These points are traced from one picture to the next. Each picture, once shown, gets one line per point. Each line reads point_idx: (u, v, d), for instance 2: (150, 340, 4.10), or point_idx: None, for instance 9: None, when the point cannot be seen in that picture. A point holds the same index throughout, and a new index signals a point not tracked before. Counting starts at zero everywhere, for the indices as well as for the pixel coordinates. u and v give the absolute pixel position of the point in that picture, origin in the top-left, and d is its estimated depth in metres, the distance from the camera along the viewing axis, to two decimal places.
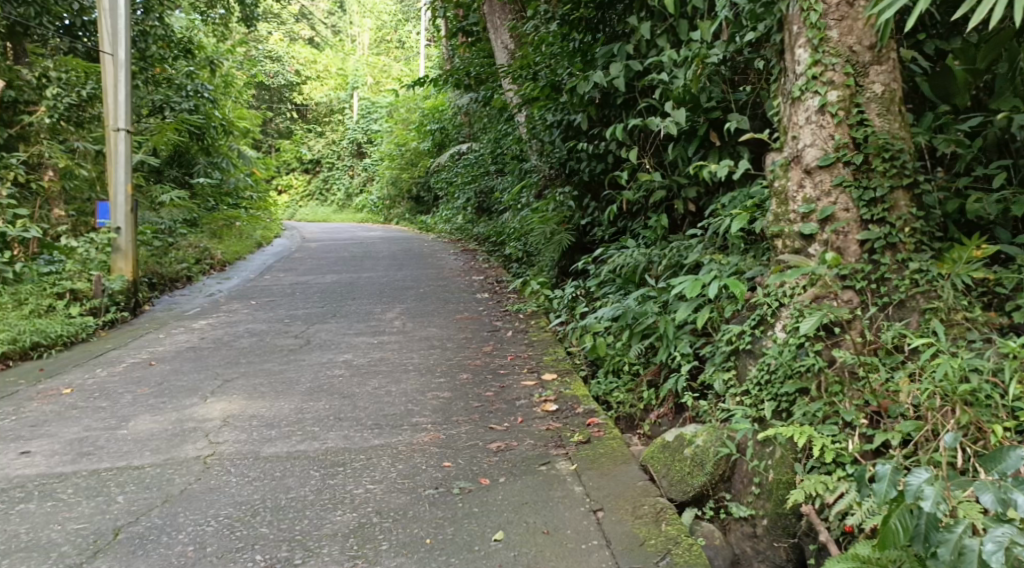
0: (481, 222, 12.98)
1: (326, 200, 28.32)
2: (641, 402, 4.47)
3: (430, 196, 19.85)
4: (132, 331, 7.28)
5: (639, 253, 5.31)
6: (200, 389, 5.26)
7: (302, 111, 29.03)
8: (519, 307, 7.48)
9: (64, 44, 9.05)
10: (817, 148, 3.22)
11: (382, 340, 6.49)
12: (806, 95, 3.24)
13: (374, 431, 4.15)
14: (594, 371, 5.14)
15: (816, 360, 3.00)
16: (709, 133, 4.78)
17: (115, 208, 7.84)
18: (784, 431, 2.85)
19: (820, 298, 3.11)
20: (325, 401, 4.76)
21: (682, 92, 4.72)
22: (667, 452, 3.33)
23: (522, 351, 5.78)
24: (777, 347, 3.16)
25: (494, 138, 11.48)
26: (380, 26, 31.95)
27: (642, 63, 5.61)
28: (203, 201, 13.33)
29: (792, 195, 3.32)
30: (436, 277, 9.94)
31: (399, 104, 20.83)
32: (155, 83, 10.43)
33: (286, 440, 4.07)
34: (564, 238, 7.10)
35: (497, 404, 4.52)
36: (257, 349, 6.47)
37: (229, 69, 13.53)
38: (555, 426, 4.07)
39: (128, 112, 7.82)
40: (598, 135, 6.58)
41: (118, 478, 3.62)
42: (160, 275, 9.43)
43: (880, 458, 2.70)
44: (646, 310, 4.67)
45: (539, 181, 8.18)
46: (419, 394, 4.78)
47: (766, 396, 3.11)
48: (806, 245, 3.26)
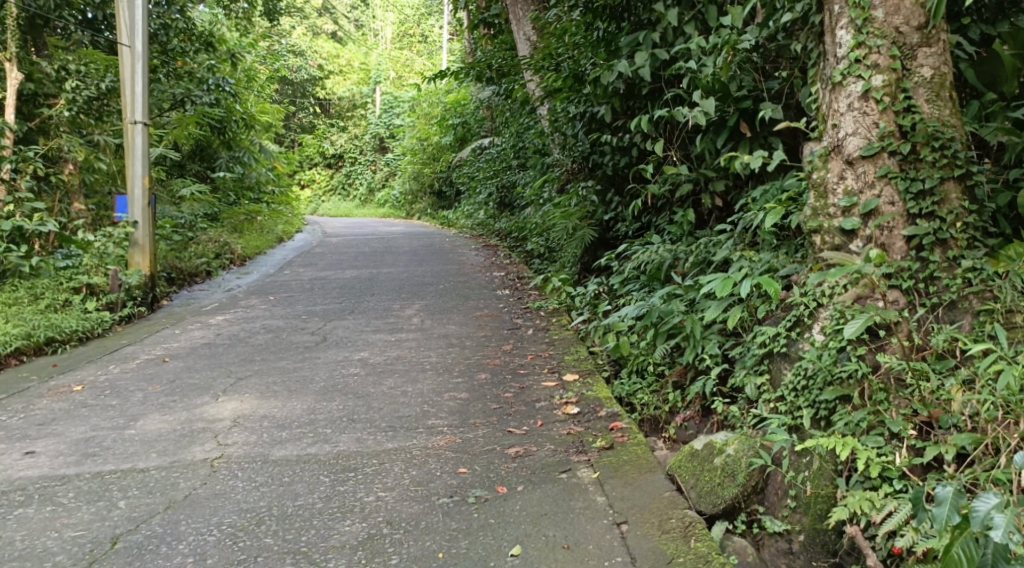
0: (503, 217, 12.84)
1: (348, 195, 28.34)
2: (665, 405, 4.29)
3: (451, 191, 19.72)
4: (148, 326, 7.19)
5: (664, 249, 5.07)
6: (212, 387, 5.13)
7: (325, 106, 29.03)
8: (541, 304, 7.29)
9: (86, 37, 8.92)
10: (859, 137, 2.99)
11: (399, 337, 6.34)
12: (848, 80, 3.01)
13: (387, 434, 3.99)
14: (616, 372, 4.95)
15: (859, 366, 2.79)
16: (740, 124, 4.57)
17: (133, 202, 7.74)
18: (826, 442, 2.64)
19: (862, 298, 2.91)
20: (339, 401, 4.61)
21: (711, 81, 4.51)
22: (696, 461, 3.11)
23: (543, 350, 5.60)
24: (814, 351, 2.95)
25: (516, 132, 11.29)
26: (402, 20, 31.94)
27: (668, 51, 5.39)
28: (225, 195, 13.29)
29: (832, 187, 3.10)
30: (457, 273, 9.78)
31: (421, 99, 20.70)
32: (177, 77, 10.26)
33: (296, 443, 3.92)
34: (586, 233, 6.94)
35: (516, 406, 4.34)
36: (272, 346, 6.34)
37: (251, 63, 13.44)
38: (576, 430, 3.89)
39: (144, 104, 7.71)
40: (622, 127, 6.39)
41: (121, 482, 3.49)
42: (180, 270, 9.36)
43: (934, 476, 2.49)
44: (671, 309, 4.46)
45: (561, 176, 8.00)
46: (436, 395, 4.61)
47: (804, 403, 2.90)
48: (847, 241, 3.04)
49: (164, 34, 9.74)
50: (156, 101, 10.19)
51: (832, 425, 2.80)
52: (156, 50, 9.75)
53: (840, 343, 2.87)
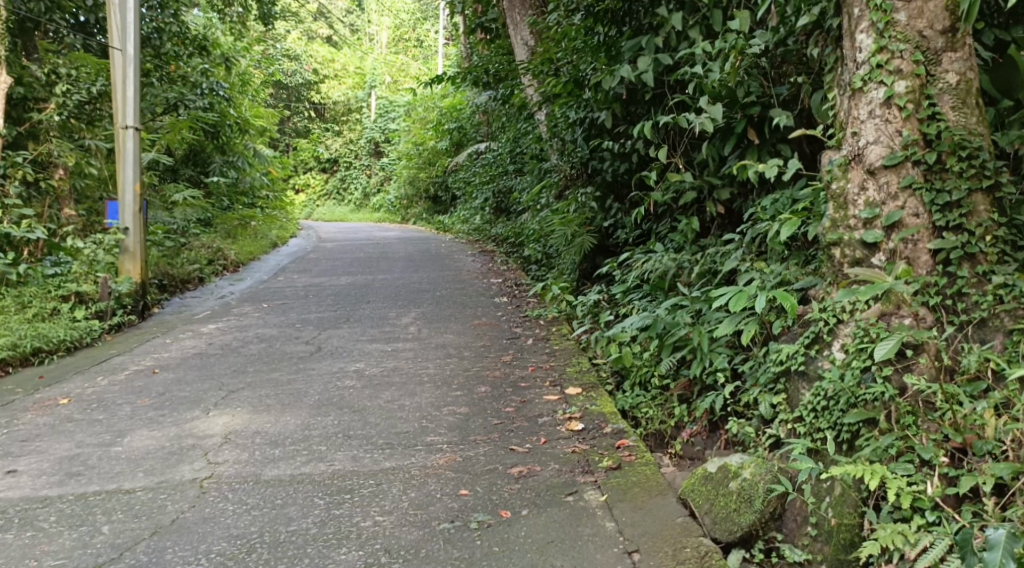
0: (500, 222, 12.70)
1: (343, 200, 28.21)
2: (671, 419, 4.15)
3: (447, 196, 19.59)
4: (139, 336, 7.04)
5: (668, 258, 4.98)
6: (203, 400, 4.98)
7: (319, 110, 28.85)
8: (540, 312, 7.14)
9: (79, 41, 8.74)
10: (882, 145, 2.87)
11: (396, 347, 6.19)
12: (869, 86, 2.89)
13: (385, 452, 3.83)
14: (620, 384, 4.81)
15: (886, 388, 2.65)
16: (748, 130, 4.45)
17: (124, 208, 7.55)
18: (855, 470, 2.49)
19: (887, 315, 2.78)
20: (335, 416, 4.46)
21: (718, 86, 4.39)
22: (709, 485, 2.98)
23: (544, 361, 5.45)
24: (836, 370, 2.82)
25: (513, 137, 11.16)
26: (398, 24, 31.87)
27: (672, 56, 5.25)
28: (218, 200, 13.13)
29: (852, 198, 2.97)
30: (454, 279, 9.64)
31: (417, 103, 20.57)
32: (170, 81, 10.09)
33: (289, 461, 3.76)
34: (585, 241, 6.76)
35: (518, 421, 4.19)
36: (266, 356, 6.18)
37: (246, 67, 13.29)
38: (582, 448, 3.75)
39: (136, 109, 7.56)
40: (623, 133, 6.27)
41: (106, 505, 3.35)
42: (172, 277, 9.19)
43: (970, 513, 2.39)
44: (677, 321, 4.31)
45: (559, 182, 7.87)
46: (434, 409, 4.46)
47: (826, 425, 2.78)
48: (869, 254, 2.92)
49: (157, 38, 9.59)
50: (149, 105, 10.01)
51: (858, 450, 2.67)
52: (149, 53, 9.62)
53: (863, 362, 2.74)
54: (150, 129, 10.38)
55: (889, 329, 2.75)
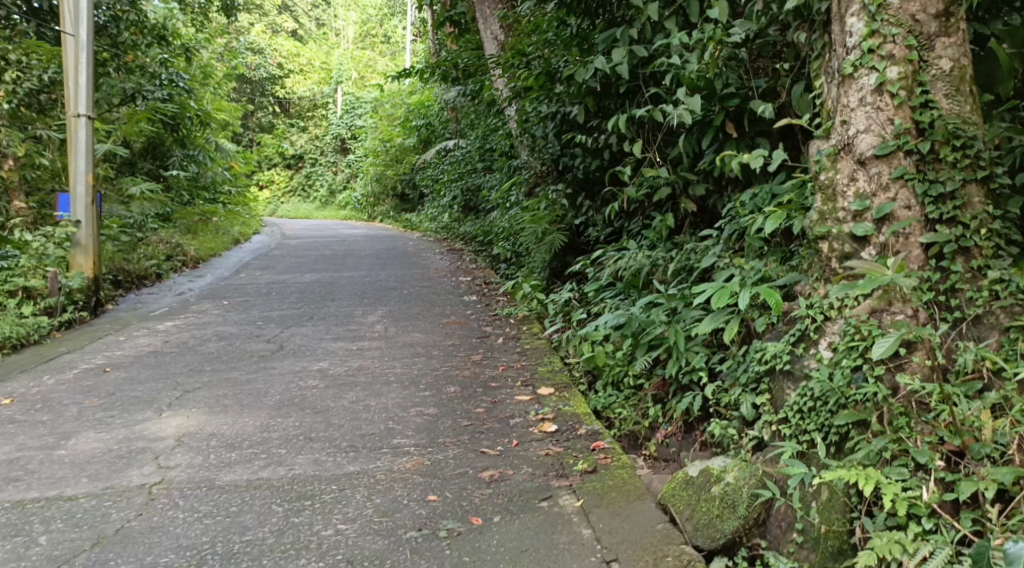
0: (468, 220, 12.53)
1: (308, 197, 27.91)
2: (645, 420, 4.04)
3: (416, 193, 19.42)
4: (90, 333, 6.74)
5: (642, 255, 4.88)
6: (157, 400, 4.74)
7: (284, 106, 28.40)
8: (510, 310, 6.97)
9: (31, 27, 8.20)
10: (872, 134, 2.76)
11: (361, 346, 5.99)
12: (860, 72, 2.79)
13: (348, 455, 3.64)
14: (591, 383, 4.67)
15: (878, 388, 2.53)
16: (726, 124, 4.34)
17: (75, 200, 7.28)
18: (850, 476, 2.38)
19: (879, 312, 2.67)
20: (295, 418, 4.25)
21: (696, 77, 4.28)
22: (691, 489, 2.84)
23: (515, 360, 5.28)
24: (823, 369, 2.70)
25: (482, 134, 10.99)
26: (365, 20, 31.55)
27: (647, 49, 5.12)
28: (178, 195, 12.78)
29: (841, 190, 2.86)
30: (421, 277, 9.45)
31: (384, 99, 20.28)
32: (128, 71, 9.74)
33: (246, 466, 3.55)
34: (556, 238, 6.62)
35: (488, 423, 4.02)
36: (225, 355, 5.94)
37: (207, 58, 12.94)
38: (555, 450, 3.59)
39: (88, 96, 7.24)
40: (595, 128, 6.12)
41: (44, 513, 3.13)
42: (127, 273, 8.85)
43: (970, 520, 2.28)
44: (653, 319, 4.17)
45: (529, 178, 7.73)
46: (401, 411, 4.28)
47: (813, 427, 2.66)
48: (858, 249, 2.80)
49: (113, 26, 9.21)
50: (106, 95, 9.95)
51: (851, 453, 2.56)
52: (105, 43, 9.29)
53: (853, 360, 2.63)
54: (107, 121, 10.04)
55: (881, 326, 2.63)
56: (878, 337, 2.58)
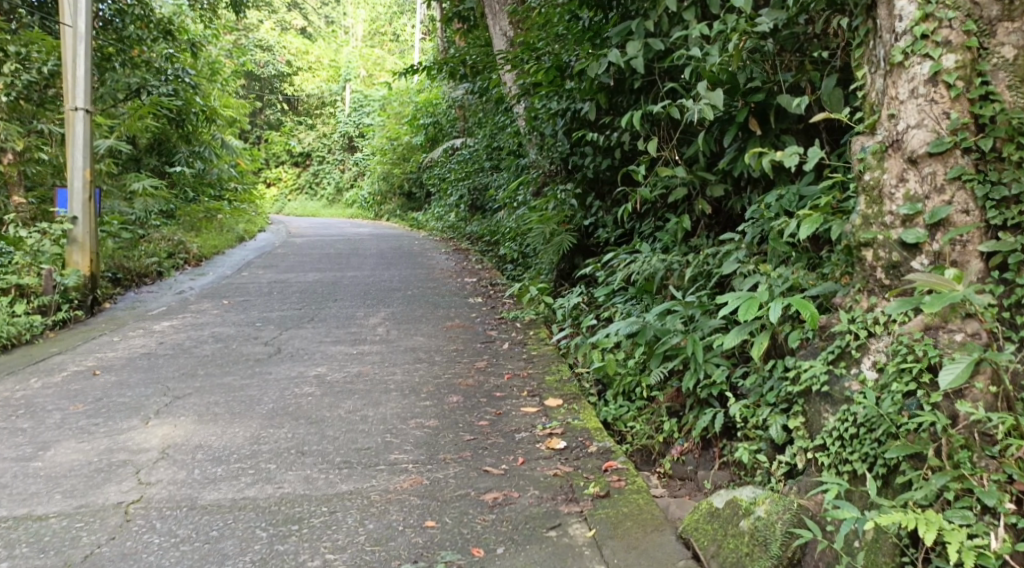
0: (475, 220, 12.29)
1: (315, 195, 27.78)
2: (660, 434, 3.79)
3: (423, 192, 19.24)
4: (84, 333, 6.51)
5: (656, 259, 4.58)
6: (144, 407, 4.49)
7: (292, 103, 28.24)
8: (516, 314, 6.70)
9: (35, 21, 8.10)
10: (926, 130, 2.52)
11: (361, 350, 5.73)
12: (912, 60, 2.54)
13: (341, 473, 3.38)
14: (602, 394, 4.39)
15: (936, 417, 2.27)
16: (750, 120, 4.08)
17: (73, 196, 7.06)
18: (908, 519, 2.11)
19: (933, 329, 2.42)
20: (288, 429, 4.00)
21: (719, 70, 4.02)
22: (716, 522, 2.59)
23: (521, 368, 5.01)
24: (869, 395, 2.46)
25: (491, 132, 10.72)
26: (374, 18, 31.39)
27: (664, 42, 4.84)
28: (182, 191, 12.55)
29: (889, 192, 2.63)
30: (426, 277, 9.20)
31: (392, 98, 20.04)
32: (134, 66, 9.54)
33: (232, 483, 3.30)
34: (564, 240, 6.37)
35: (492, 438, 3.75)
36: (219, 358, 5.69)
37: (215, 54, 12.72)
38: (564, 470, 3.33)
39: (87, 89, 7.00)
40: (607, 126, 5.85)
41: (10, 535, 2.90)
42: (127, 271, 8.63)
43: None
44: (669, 328, 3.90)
45: (537, 177, 7.47)
46: (399, 423, 4.01)
47: (856, 457, 2.43)
48: (909, 257, 2.55)
49: (119, 21, 9.04)
50: (111, 91, 9.64)
51: (903, 491, 2.30)
52: (111, 38, 9.09)
53: (904, 385, 2.38)
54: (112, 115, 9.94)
55: (937, 345, 2.38)
56: (947, 361, 2.24)
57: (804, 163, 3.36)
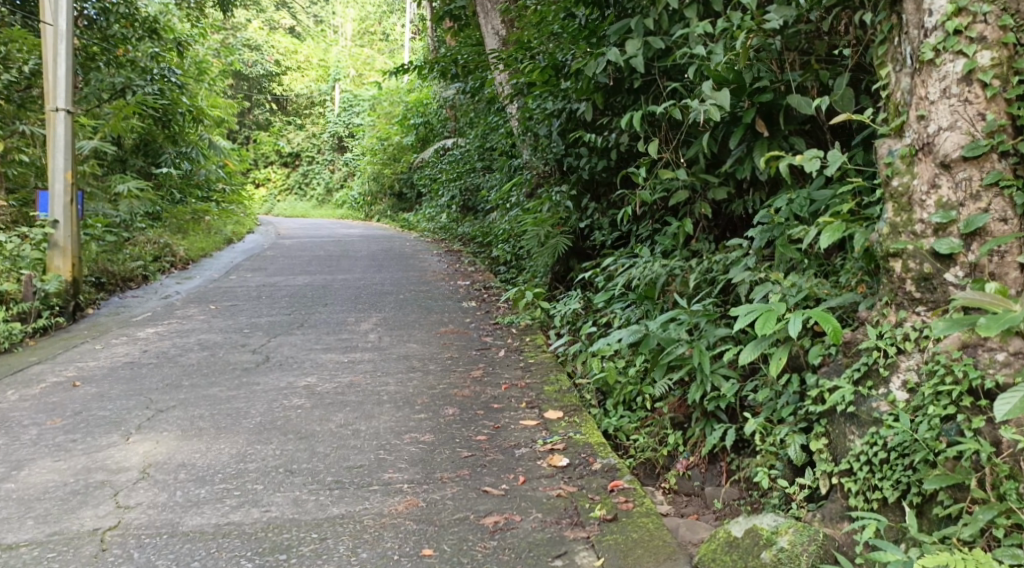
0: (467, 221, 12.12)
1: (305, 195, 27.51)
2: (664, 447, 3.62)
3: (413, 192, 19.05)
4: (65, 340, 6.31)
5: (657, 264, 4.42)
6: (125, 421, 4.30)
7: (281, 103, 27.98)
8: (511, 318, 6.52)
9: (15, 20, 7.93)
10: (960, 132, 2.46)
11: (353, 358, 5.55)
12: (945, 57, 2.47)
13: (332, 494, 3.19)
14: (603, 404, 4.22)
15: (981, 445, 2.25)
16: (756, 121, 3.90)
17: (53, 199, 6.83)
18: (957, 560, 2.07)
19: (971, 347, 2.40)
20: (277, 444, 3.82)
21: (724, 69, 3.85)
22: (735, 553, 2.50)
23: (519, 377, 4.84)
24: (905, 421, 2.42)
25: (483, 132, 10.56)
26: (364, 17, 31.16)
27: (664, 40, 4.65)
28: (168, 193, 12.30)
29: (921, 198, 2.55)
30: (418, 280, 9.02)
31: (382, 97, 19.84)
32: (118, 65, 9.27)
33: (216, 506, 3.11)
34: (560, 242, 6.20)
35: (491, 454, 3.58)
36: (205, 367, 5.50)
37: (201, 54, 12.52)
38: (569, 490, 3.16)
39: (68, 90, 6.78)
40: (605, 126, 5.67)
41: None
42: (111, 275, 8.40)
43: None
44: (674, 337, 3.73)
45: (530, 179, 7.29)
46: (393, 438, 3.83)
47: (887, 483, 2.40)
48: (942, 269, 2.50)
49: (103, 19, 8.92)
50: (95, 91, 9.30)
51: (942, 523, 2.30)
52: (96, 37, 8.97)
53: (943, 409, 2.37)
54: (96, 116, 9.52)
55: (978, 365, 2.37)
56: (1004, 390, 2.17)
57: (822, 166, 3.20)
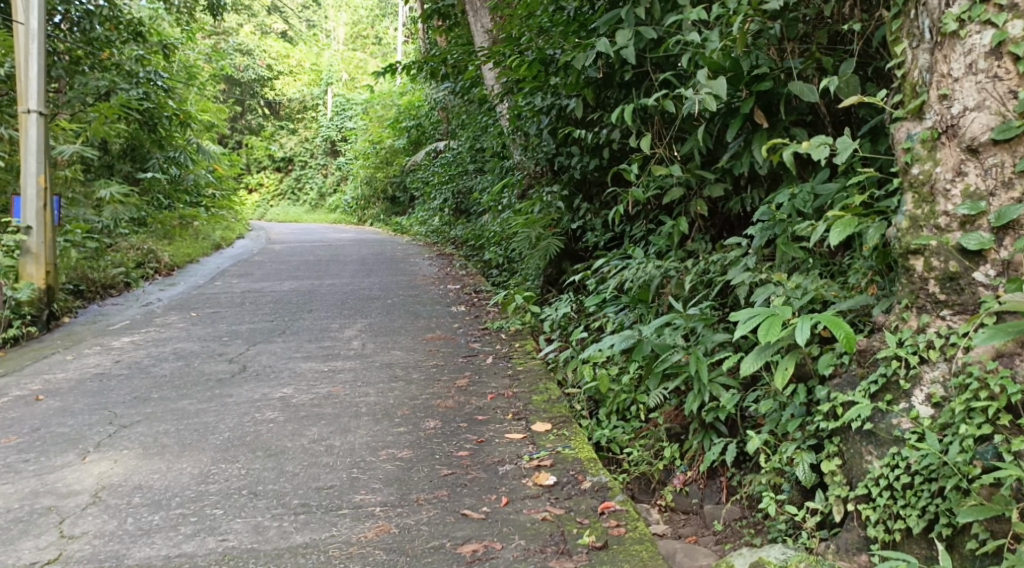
0: (459, 224, 11.84)
1: (298, 201, 27.23)
2: (659, 461, 3.36)
3: (406, 197, 18.76)
4: (36, 351, 6.02)
5: (651, 266, 4.13)
6: (86, 438, 4.02)
7: (273, 107, 27.71)
8: (501, 323, 6.24)
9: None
10: (989, 113, 2.29)
11: (334, 367, 5.27)
12: (971, 29, 2.30)
13: (297, 520, 2.93)
14: (595, 414, 3.95)
15: (1021, 471, 2.05)
16: (755, 112, 3.64)
17: (26, 204, 6.52)
18: None
19: (1006, 356, 2.21)
20: (245, 461, 3.55)
21: (720, 58, 3.58)
22: None
23: (506, 386, 4.56)
24: (937, 443, 2.23)
25: (474, 133, 10.30)
26: (356, 21, 30.90)
27: (656, 30, 4.33)
28: (154, 197, 12.00)
29: (945, 188, 2.38)
30: (407, 285, 8.74)
31: (373, 100, 19.56)
32: (103, 69, 8.97)
33: (168, 535, 2.85)
34: (551, 244, 5.93)
35: (472, 472, 3.31)
36: (178, 378, 5.22)
37: (191, 58, 12.30)
38: (555, 514, 2.91)
39: (41, 90, 6.48)
40: (596, 122, 5.40)
41: None
42: (91, 282, 8.12)
43: None
44: (669, 343, 3.45)
45: (522, 180, 7.02)
46: (368, 454, 3.57)
47: (914, 512, 2.22)
48: (971, 267, 2.32)
49: (86, 22, 8.50)
50: (79, 95, 8.95)
51: (978, 558, 2.12)
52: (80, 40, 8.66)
53: (976, 429, 2.16)
54: (80, 120, 9.16)
55: (1016, 378, 2.16)
56: None
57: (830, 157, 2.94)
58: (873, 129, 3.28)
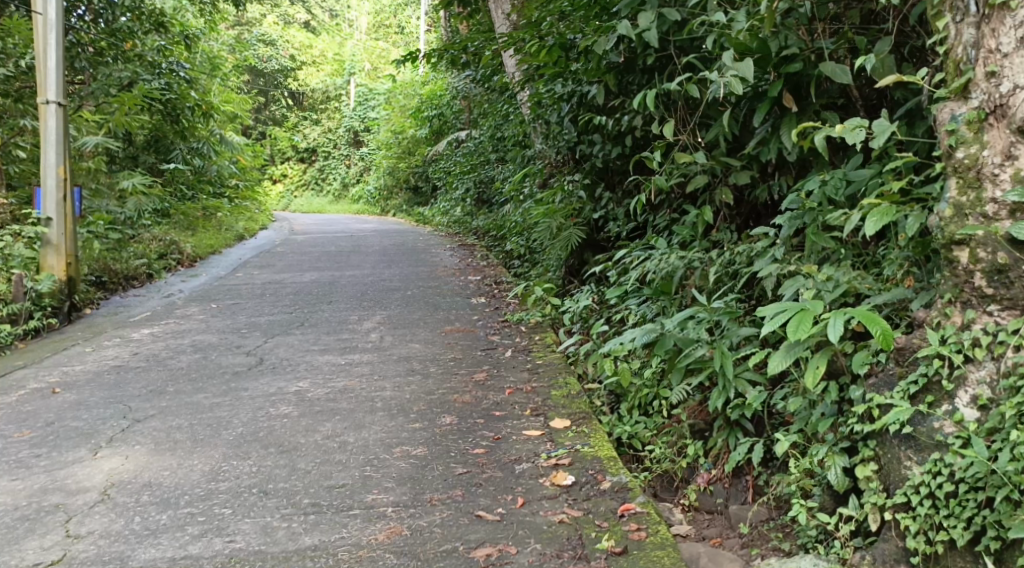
0: (481, 214, 11.70)
1: (321, 191, 27.20)
2: (683, 458, 3.23)
3: (429, 186, 18.63)
4: (55, 343, 6.00)
5: (674, 256, 3.97)
6: (99, 433, 3.96)
7: (296, 98, 27.66)
8: (522, 315, 6.12)
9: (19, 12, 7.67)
10: None
11: (350, 361, 5.18)
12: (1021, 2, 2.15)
13: (307, 521, 2.84)
14: (616, 411, 3.82)
15: None
16: (783, 95, 3.48)
17: (46, 195, 6.48)
18: None
19: None
20: (257, 458, 3.48)
21: (746, 39, 3.42)
22: None
23: (525, 381, 4.44)
24: (984, 450, 2.10)
25: (496, 122, 10.14)
26: (379, 10, 30.75)
27: (681, 12, 4.17)
28: (176, 188, 11.98)
29: (993, 173, 2.23)
30: (428, 276, 8.64)
31: (396, 90, 19.41)
32: (126, 60, 8.79)
33: (175, 535, 2.78)
34: (573, 234, 5.79)
35: (489, 471, 3.20)
36: (194, 371, 5.16)
37: (213, 48, 12.24)
38: (572, 517, 2.79)
39: (59, 80, 6.43)
40: (618, 108, 5.25)
41: None
42: (113, 274, 8.10)
43: None
44: (692, 337, 3.30)
45: (543, 169, 6.87)
46: (382, 451, 3.47)
47: (958, 523, 2.11)
48: (1020, 259, 2.17)
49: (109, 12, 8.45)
50: (102, 86, 8.70)
51: None
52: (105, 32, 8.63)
53: None
54: (103, 112, 9.14)
55: None
56: None
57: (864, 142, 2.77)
58: (911, 112, 3.10)
